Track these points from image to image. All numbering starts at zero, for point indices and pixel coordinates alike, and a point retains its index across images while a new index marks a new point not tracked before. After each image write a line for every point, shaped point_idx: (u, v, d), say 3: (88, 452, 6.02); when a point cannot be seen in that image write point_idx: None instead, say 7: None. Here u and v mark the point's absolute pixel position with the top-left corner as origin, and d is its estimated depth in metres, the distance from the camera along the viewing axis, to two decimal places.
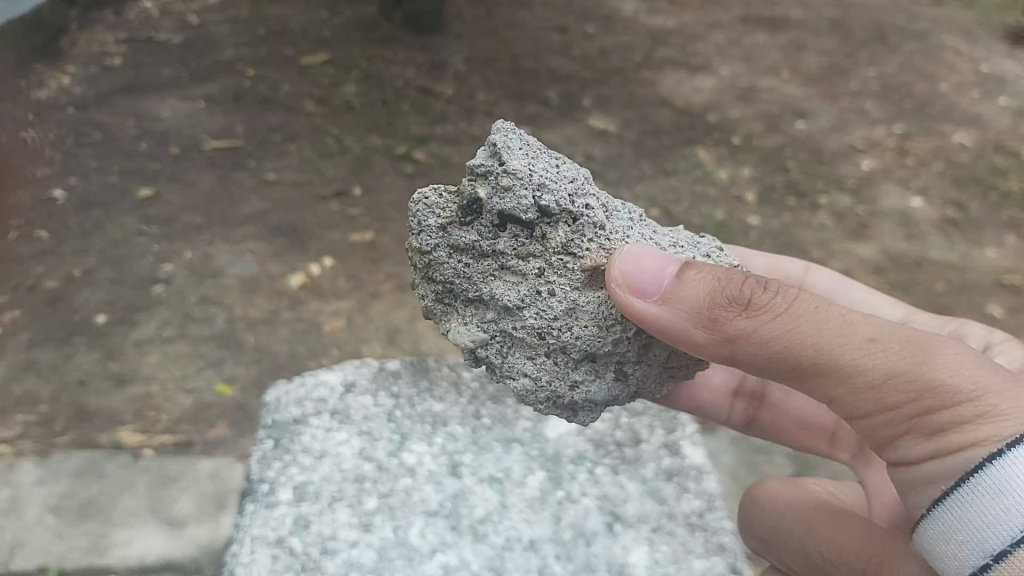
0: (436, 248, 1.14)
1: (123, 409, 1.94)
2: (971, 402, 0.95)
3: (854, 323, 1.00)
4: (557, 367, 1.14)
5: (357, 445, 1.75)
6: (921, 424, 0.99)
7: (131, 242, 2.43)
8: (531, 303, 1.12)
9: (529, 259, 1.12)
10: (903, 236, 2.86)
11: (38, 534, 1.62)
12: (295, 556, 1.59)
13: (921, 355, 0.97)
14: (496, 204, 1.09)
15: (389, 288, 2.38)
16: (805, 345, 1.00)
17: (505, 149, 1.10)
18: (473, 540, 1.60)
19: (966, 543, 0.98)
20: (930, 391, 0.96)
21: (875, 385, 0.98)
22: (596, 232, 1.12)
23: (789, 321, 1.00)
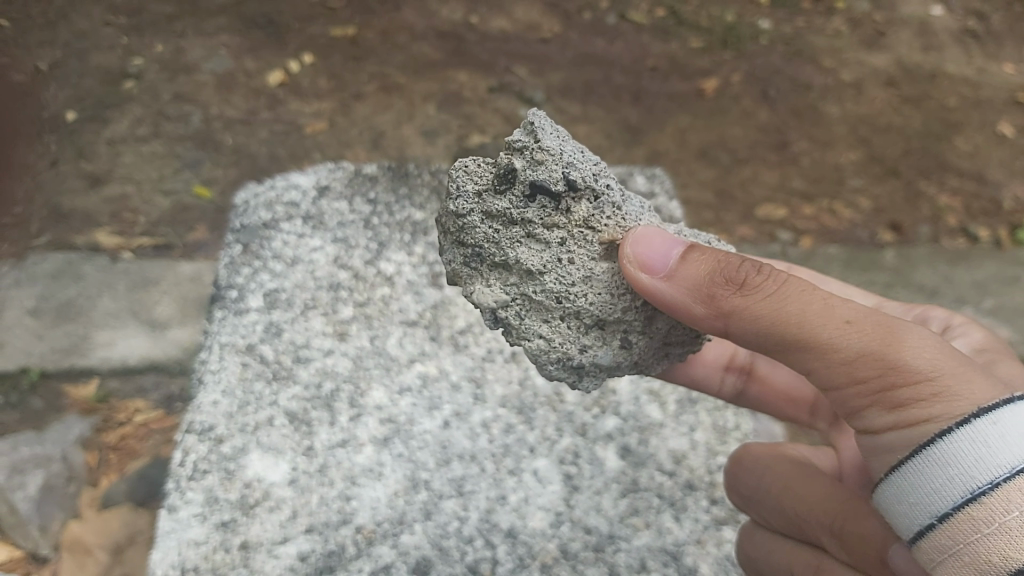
0: (467, 212, 0.80)
1: (98, 210, 1.87)
2: (929, 382, 0.68)
3: (837, 302, 0.71)
4: (568, 331, 0.80)
5: (331, 252, 1.45)
6: (876, 403, 0.70)
7: (98, 33, 2.28)
8: (552, 270, 0.79)
9: (553, 226, 0.80)
10: (919, 46, 2.70)
11: (18, 335, 1.59)
12: (266, 364, 1.26)
13: (887, 330, 0.69)
14: (527, 175, 0.78)
15: (373, 90, 2.25)
16: (785, 326, 0.71)
17: (540, 123, 0.81)
18: (455, 351, 1.33)
19: (902, 510, 0.72)
20: (885, 370, 0.68)
21: (836, 367, 0.70)
22: (624, 211, 0.82)
23: (767, 298, 0.72)
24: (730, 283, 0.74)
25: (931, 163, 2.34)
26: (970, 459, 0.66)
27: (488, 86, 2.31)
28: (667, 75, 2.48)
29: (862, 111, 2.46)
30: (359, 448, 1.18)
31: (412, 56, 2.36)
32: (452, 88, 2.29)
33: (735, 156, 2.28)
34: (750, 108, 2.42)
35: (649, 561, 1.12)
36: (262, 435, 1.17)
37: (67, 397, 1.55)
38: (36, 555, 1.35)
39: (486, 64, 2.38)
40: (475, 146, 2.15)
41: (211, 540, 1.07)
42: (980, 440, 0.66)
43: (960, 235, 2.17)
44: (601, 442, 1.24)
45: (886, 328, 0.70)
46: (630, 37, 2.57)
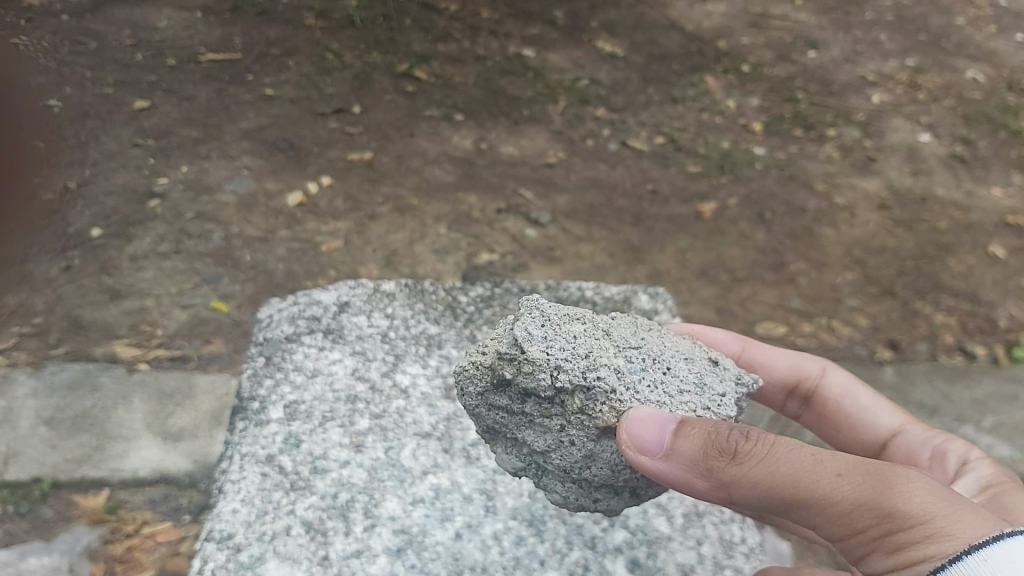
0: (476, 406, 1.11)
1: (118, 323, 1.93)
2: (920, 525, 0.81)
3: (826, 459, 0.88)
4: (577, 487, 1.13)
5: (350, 364, 1.56)
6: (877, 547, 0.85)
7: (127, 154, 2.40)
8: (557, 447, 1.08)
9: (551, 416, 1.07)
10: (909, 171, 2.82)
11: (33, 445, 1.62)
12: (285, 474, 1.35)
13: (869, 481, 0.85)
14: (518, 382, 1.04)
15: (387, 210, 2.35)
16: (781, 485, 0.88)
17: (525, 334, 1.03)
18: (466, 464, 1.40)
19: None
20: (874, 514, 0.84)
21: (838, 518, 0.86)
22: (617, 394, 1.03)
23: (757, 465, 0.90)
24: (725, 454, 0.92)
25: (925, 283, 2.42)
26: None
27: (497, 207, 2.42)
28: (667, 198, 2.59)
29: (856, 233, 2.55)
30: (373, 559, 1.24)
31: (424, 178, 2.47)
32: (462, 209, 2.39)
33: (735, 276, 2.36)
34: (747, 229, 2.52)
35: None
36: (279, 544, 1.24)
37: (76, 507, 1.55)
38: None
39: (494, 187, 2.49)
40: (483, 263, 2.23)
41: None
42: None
43: (958, 353, 2.22)
44: (609, 554, 1.30)
45: (868, 478, 0.85)
46: (631, 162, 2.69)
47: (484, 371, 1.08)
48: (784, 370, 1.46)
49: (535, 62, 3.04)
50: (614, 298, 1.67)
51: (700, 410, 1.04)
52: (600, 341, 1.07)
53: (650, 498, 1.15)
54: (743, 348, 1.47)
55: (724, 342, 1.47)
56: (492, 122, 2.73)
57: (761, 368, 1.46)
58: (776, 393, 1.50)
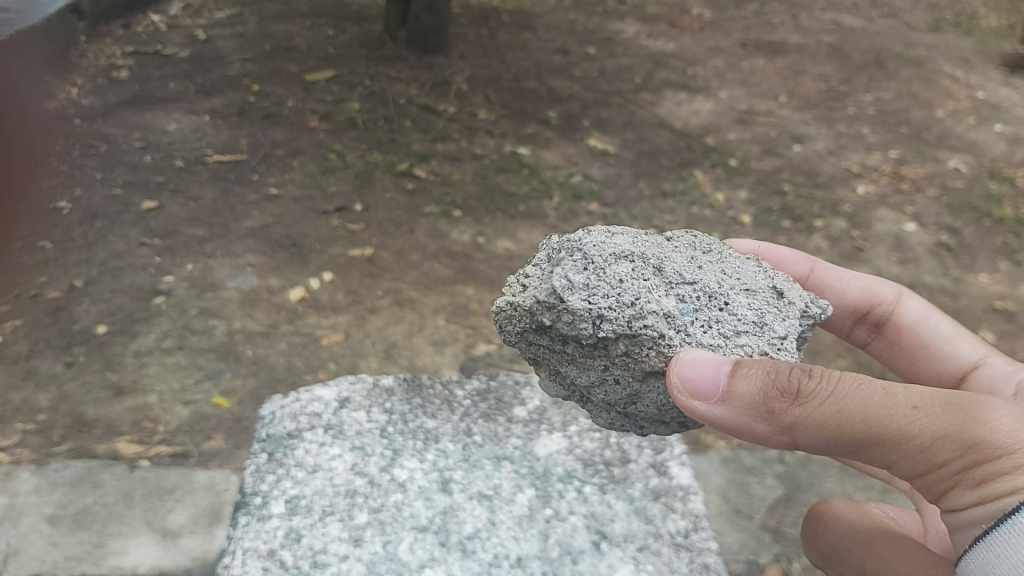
0: (517, 342, 1.34)
1: (121, 419, 1.96)
2: (1004, 455, 0.98)
3: (901, 394, 1.05)
4: (620, 416, 1.39)
5: (350, 459, 1.69)
6: (961, 481, 1.03)
7: (133, 253, 2.47)
8: (601, 384, 1.32)
9: (594, 357, 1.29)
10: (896, 259, 2.90)
11: (33, 542, 1.63)
12: (286, 569, 1.50)
13: (944, 416, 1.02)
14: (560, 329, 1.25)
15: (386, 303, 2.41)
16: (854, 421, 1.05)
17: (565, 287, 1.23)
18: (462, 557, 1.53)
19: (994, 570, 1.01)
20: (955, 446, 1.01)
21: (919, 452, 1.03)
22: (662, 339, 1.21)
23: (826, 403, 1.07)
24: (791, 396, 1.09)
25: None
26: None
27: (495, 298, 2.48)
28: None
29: None
30: None
31: (423, 273, 2.54)
32: (460, 301, 2.45)
33: None
34: None
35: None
36: None
37: None
38: None
39: (491, 280, 2.55)
40: (481, 353, 2.27)
41: None
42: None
43: None
44: None
45: (945, 414, 1.02)
46: None
47: (523, 314, 1.29)
48: (857, 290, 1.74)
49: (531, 159, 3.15)
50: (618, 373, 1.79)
51: (753, 351, 1.24)
52: (649, 286, 1.26)
53: (694, 426, 1.39)
54: (814, 269, 1.75)
55: (799, 261, 1.75)
56: (489, 217, 2.82)
57: (835, 291, 1.74)
58: (851, 320, 1.77)
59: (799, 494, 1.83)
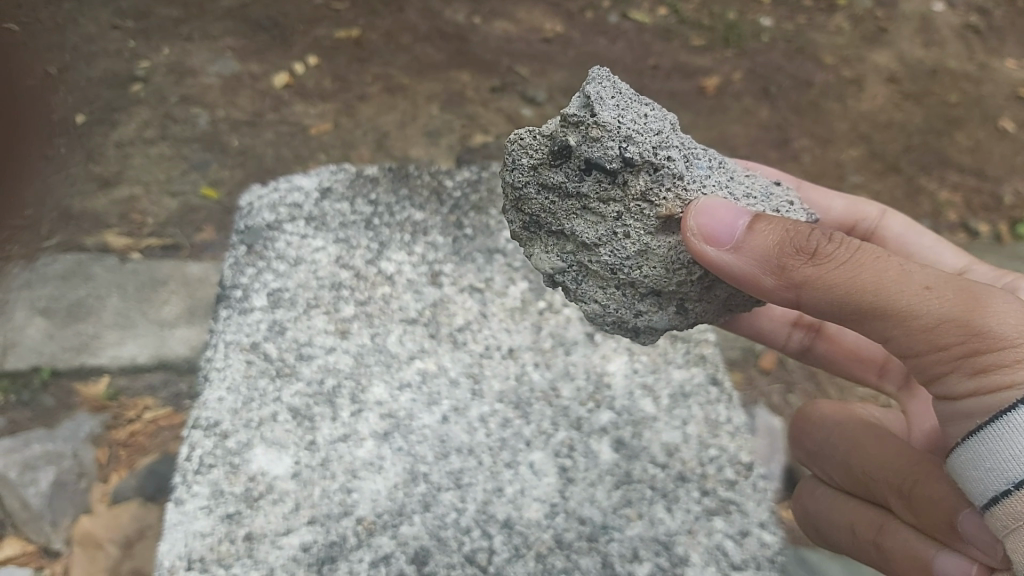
0: (524, 185, 0.86)
1: (108, 212, 1.90)
2: (1016, 350, 0.70)
3: (911, 270, 0.74)
4: (622, 300, 0.87)
5: (334, 250, 1.29)
6: (959, 370, 0.74)
7: (106, 37, 2.32)
8: (610, 243, 0.84)
9: (607, 201, 0.83)
10: (921, 42, 2.71)
11: (29, 334, 1.62)
12: (270, 362, 1.14)
13: (958, 300, 0.72)
14: (583, 152, 0.81)
15: (377, 91, 2.28)
16: (864, 295, 0.74)
17: (597, 94, 0.81)
18: (454, 348, 1.19)
19: (977, 476, 0.76)
20: (959, 336, 0.72)
21: (918, 334, 0.73)
22: (685, 183, 0.82)
23: (840, 269, 0.75)
24: (802, 254, 0.76)
25: (931, 158, 2.35)
26: None
27: (491, 86, 2.35)
28: (669, 74, 2.51)
29: (863, 107, 2.47)
30: (360, 442, 1.07)
31: (415, 57, 2.39)
32: (455, 89, 2.32)
33: (735, 155, 2.30)
34: (751, 105, 2.44)
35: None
36: (267, 430, 1.07)
37: (77, 395, 1.58)
38: (49, 548, 1.39)
39: (488, 65, 2.41)
40: (478, 145, 2.18)
41: (217, 532, 1.00)
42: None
43: (961, 230, 2.20)
44: (595, 435, 1.11)
45: (954, 297, 0.72)
46: (632, 36, 2.60)
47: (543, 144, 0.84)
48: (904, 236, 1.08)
49: None
50: None
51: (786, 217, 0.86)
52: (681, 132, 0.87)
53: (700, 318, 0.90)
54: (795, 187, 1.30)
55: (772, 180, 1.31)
56: None
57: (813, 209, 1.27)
58: None
59: None
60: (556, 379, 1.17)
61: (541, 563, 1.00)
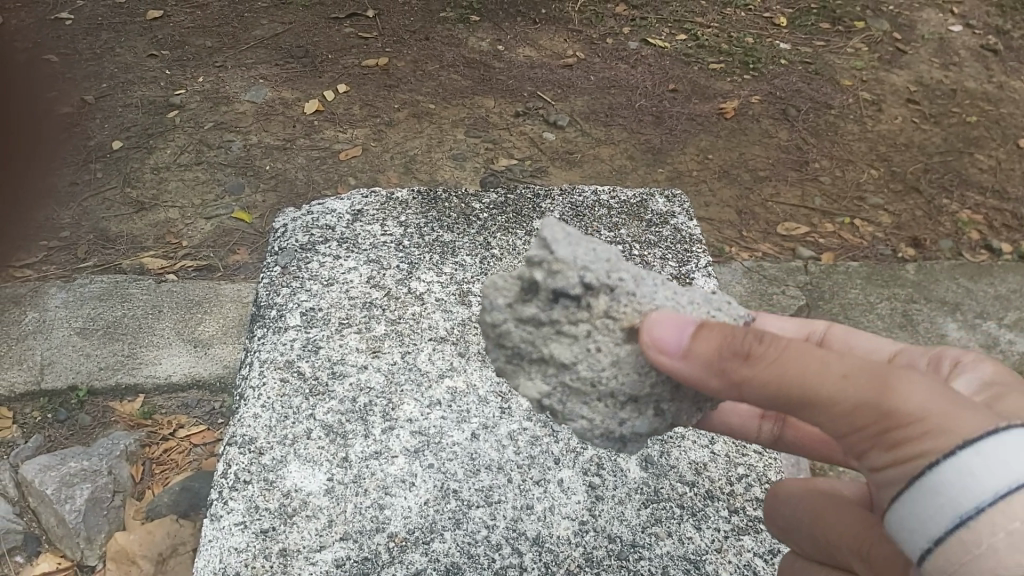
0: (501, 321, 0.82)
1: (145, 234, 1.96)
2: (920, 426, 0.59)
3: (831, 358, 0.61)
4: (607, 410, 0.79)
5: (365, 272, 1.32)
6: (875, 448, 0.61)
7: (143, 66, 2.44)
8: (585, 359, 0.79)
9: (576, 320, 0.79)
10: (939, 64, 2.75)
11: (68, 353, 1.67)
12: (304, 380, 1.16)
13: (883, 384, 0.59)
14: (546, 282, 0.79)
15: (403, 116, 2.34)
16: (790, 394, 0.61)
17: (549, 230, 0.81)
18: (482, 367, 1.19)
19: (909, 529, 0.61)
20: (880, 425, 0.60)
21: (836, 420, 0.61)
22: (641, 294, 0.79)
23: (769, 371, 0.61)
24: (735, 355, 0.63)
25: (952, 178, 2.36)
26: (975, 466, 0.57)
27: (515, 111, 2.41)
28: (689, 97, 2.55)
29: (882, 128, 2.50)
30: (392, 459, 1.08)
31: (440, 83, 2.47)
32: (480, 114, 2.38)
33: (756, 175, 2.32)
34: (771, 127, 2.47)
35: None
36: (301, 447, 1.08)
37: (113, 413, 1.62)
38: (84, 564, 1.40)
39: (511, 90, 2.48)
40: (502, 167, 2.22)
41: (252, 548, 0.99)
42: (970, 482, 0.57)
43: (983, 250, 2.17)
44: (623, 453, 1.11)
45: (879, 381, 0.59)
46: (652, 61, 2.67)
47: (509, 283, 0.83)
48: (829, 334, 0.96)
49: None
50: (630, 201, 1.48)
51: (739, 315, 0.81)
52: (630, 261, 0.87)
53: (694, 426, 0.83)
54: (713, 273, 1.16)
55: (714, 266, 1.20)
56: (509, 24, 2.75)
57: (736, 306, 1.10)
58: None
59: (822, 300, 1.94)
60: None
61: None
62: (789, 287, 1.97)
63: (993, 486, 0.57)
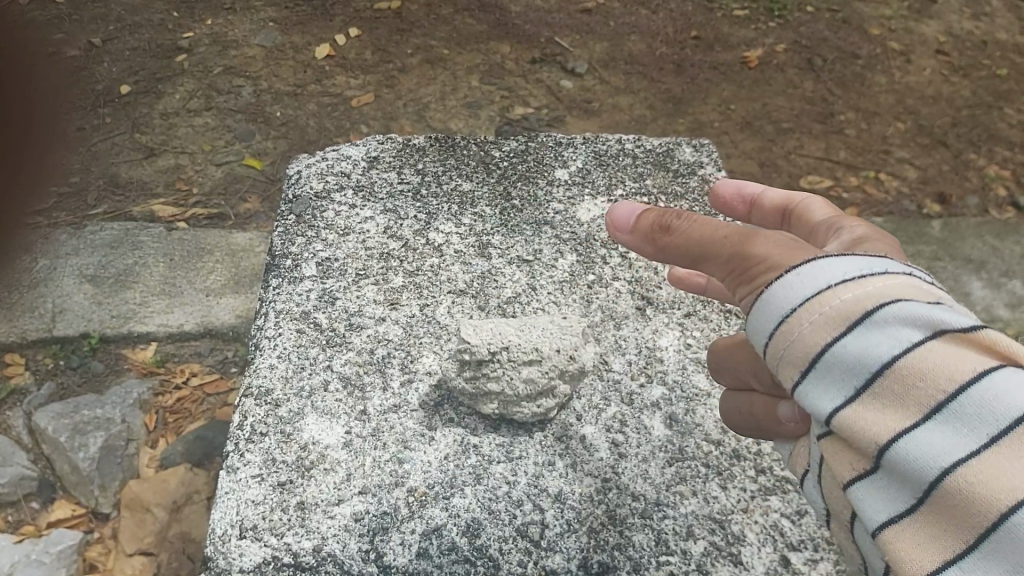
0: None
1: (156, 180, 1.92)
2: (769, 266, 0.57)
3: (718, 221, 0.63)
4: None
5: (382, 222, 1.28)
6: (742, 287, 0.60)
7: (150, 8, 2.38)
8: None
9: None
10: (970, 13, 2.66)
11: (77, 302, 1.64)
12: (321, 331, 1.13)
13: (746, 239, 0.60)
14: None
15: (416, 62, 2.28)
16: (690, 255, 0.64)
17: None
18: (503, 321, 1.16)
19: (754, 337, 0.57)
20: (738, 273, 0.60)
21: (721, 273, 0.61)
22: None
23: (675, 239, 0.65)
24: (657, 228, 0.67)
25: (981, 132, 2.29)
26: (811, 268, 0.53)
27: (532, 57, 2.34)
28: (711, 45, 2.47)
29: (909, 80, 2.42)
30: (411, 413, 1.05)
31: (455, 28, 2.39)
32: (495, 60, 2.31)
33: (779, 126, 2.25)
34: (795, 77, 2.40)
35: (709, 565, 0.94)
36: (318, 399, 1.06)
37: (126, 360, 1.59)
38: (97, 511, 1.38)
39: (528, 35, 2.41)
40: (518, 117, 2.16)
41: (268, 501, 0.96)
42: (799, 281, 0.53)
43: (1011, 206, 2.11)
44: (647, 410, 1.07)
45: (745, 236, 0.60)
46: (673, 6, 2.59)
47: None
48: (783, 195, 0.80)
49: None
50: (654, 151, 1.43)
51: None
52: None
53: None
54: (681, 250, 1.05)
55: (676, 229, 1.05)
56: None
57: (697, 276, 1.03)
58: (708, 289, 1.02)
59: None
60: (607, 352, 1.13)
61: (594, 538, 0.95)
62: None
63: (804, 288, 0.52)
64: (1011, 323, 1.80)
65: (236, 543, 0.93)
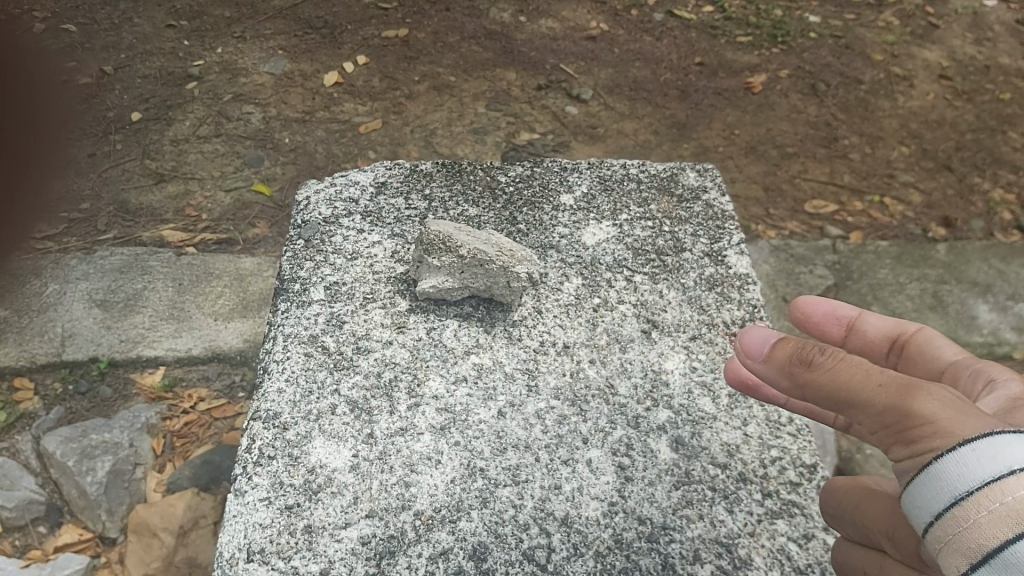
0: None
1: (166, 206, 1.94)
2: (930, 427, 0.60)
3: (876, 369, 0.65)
4: None
5: (390, 247, 1.29)
6: (898, 446, 0.62)
7: (162, 36, 2.41)
8: None
9: None
10: (972, 38, 2.68)
11: (86, 325, 1.65)
12: (329, 355, 1.14)
13: (906, 391, 0.62)
14: None
15: (424, 89, 2.30)
16: (837, 395, 0.66)
17: None
18: (509, 344, 1.16)
19: (915, 507, 0.59)
20: (899, 429, 0.62)
21: (870, 420, 0.64)
22: None
23: (821, 376, 0.68)
24: (802, 362, 0.70)
25: (985, 156, 2.30)
26: (986, 445, 0.55)
27: (537, 83, 2.37)
28: (714, 71, 2.49)
29: (912, 104, 2.44)
30: (418, 436, 1.05)
31: (461, 55, 2.42)
32: (501, 87, 2.34)
33: (783, 151, 2.27)
34: (798, 102, 2.42)
35: None
36: (326, 423, 1.06)
37: (134, 385, 1.60)
38: (104, 536, 1.39)
39: (533, 62, 2.44)
40: (523, 142, 2.18)
41: (277, 524, 0.97)
42: (973, 459, 0.55)
43: (1017, 229, 2.11)
44: (653, 434, 1.08)
45: (906, 388, 0.62)
46: (677, 33, 2.62)
47: None
48: (887, 326, 0.90)
49: None
50: (659, 176, 1.44)
51: None
52: None
53: None
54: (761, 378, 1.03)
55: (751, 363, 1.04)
56: None
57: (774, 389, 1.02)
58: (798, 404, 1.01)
59: (850, 282, 1.91)
60: (613, 375, 1.13)
61: (600, 562, 0.96)
62: (817, 267, 1.94)
63: (980, 469, 0.54)
64: (1017, 347, 1.80)
65: (244, 566, 0.93)
